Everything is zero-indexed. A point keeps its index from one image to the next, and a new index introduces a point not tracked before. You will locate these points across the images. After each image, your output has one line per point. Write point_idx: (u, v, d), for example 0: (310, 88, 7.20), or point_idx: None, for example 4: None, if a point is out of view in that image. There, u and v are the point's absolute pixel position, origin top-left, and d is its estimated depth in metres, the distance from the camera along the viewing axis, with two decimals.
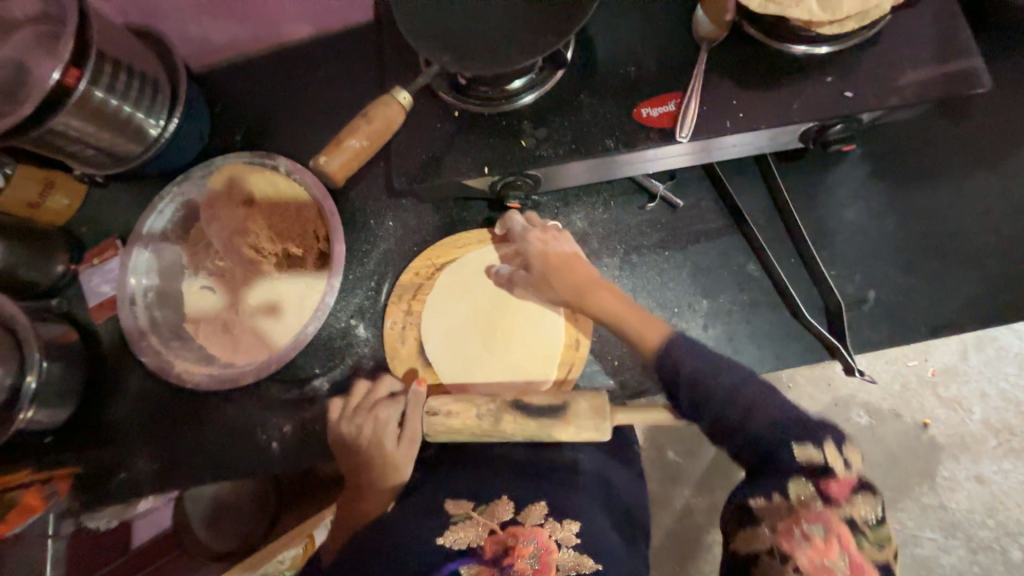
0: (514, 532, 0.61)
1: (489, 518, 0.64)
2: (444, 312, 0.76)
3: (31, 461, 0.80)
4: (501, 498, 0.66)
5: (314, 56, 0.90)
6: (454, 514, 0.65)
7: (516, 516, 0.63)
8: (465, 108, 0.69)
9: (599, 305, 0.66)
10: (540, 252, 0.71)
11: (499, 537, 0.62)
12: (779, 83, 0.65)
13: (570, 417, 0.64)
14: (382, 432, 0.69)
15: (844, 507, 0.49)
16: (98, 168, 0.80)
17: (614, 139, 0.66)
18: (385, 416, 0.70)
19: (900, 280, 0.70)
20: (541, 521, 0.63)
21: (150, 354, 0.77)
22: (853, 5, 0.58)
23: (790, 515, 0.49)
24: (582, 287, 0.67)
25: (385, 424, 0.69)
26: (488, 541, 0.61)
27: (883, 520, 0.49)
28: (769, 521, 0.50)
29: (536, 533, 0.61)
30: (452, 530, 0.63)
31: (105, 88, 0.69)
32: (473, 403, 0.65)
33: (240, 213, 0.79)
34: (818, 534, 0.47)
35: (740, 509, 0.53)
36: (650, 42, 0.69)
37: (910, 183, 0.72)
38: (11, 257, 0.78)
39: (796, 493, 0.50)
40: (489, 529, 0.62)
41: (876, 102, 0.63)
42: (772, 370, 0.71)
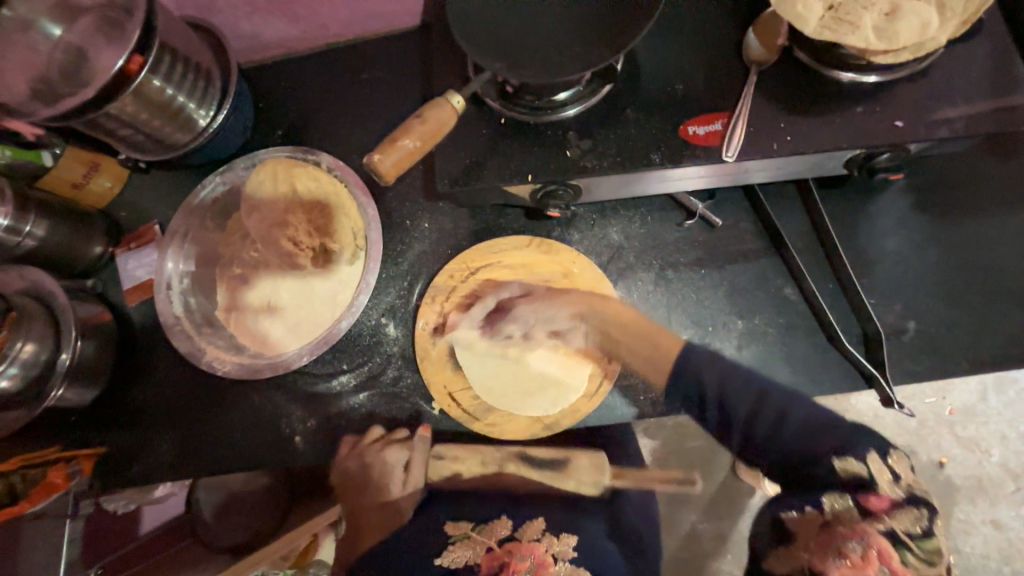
0: (511, 549, 0.64)
1: (487, 537, 0.66)
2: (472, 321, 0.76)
3: (55, 438, 0.80)
4: (499, 517, 0.68)
5: (360, 59, 0.91)
6: (454, 534, 0.66)
7: (515, 533, 0.66)
8: (512, 115, 0.70)
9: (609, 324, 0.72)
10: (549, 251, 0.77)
11: (496, 554, 0.64)
12: (830, 109, 0.65)
13: (572, 471, 0.73)
14: (388, 475, 0.72)
15: (884, 521, 0.52)
16: (143, 155, 0.82)
17: (659, 154, 0.66)
18: (393, 456, 0.72)
19: (941, 312, 0.70)
20: (538, 538, 0.66)
21: (182, 340, 0.78)
22: (909, 36, 0.60)
23: (826, 528, 0.53)
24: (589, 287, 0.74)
25: (391, 469, 0.72)
26: (486, 558, 0.63)
27: (928, 535, 0.51)
28: (805, 538, 0.54)
29: (534, 548, 0.64)
30: (451, 551, 0.64)
31: (162, 77, 0.71)
32: (479, 451, 0.73)
33: (280, 205, 0.80)
34: (855, 549, 0.50)
35: (775, 527, 0.57)
36: (699, 62, 0.69)
37: (955, 216, 0.72)
38: (53, 235, 0.79)
39: (831, 504, 0.54)
40: (487, 547, 0.64)
41: (926, 133, 0.63)
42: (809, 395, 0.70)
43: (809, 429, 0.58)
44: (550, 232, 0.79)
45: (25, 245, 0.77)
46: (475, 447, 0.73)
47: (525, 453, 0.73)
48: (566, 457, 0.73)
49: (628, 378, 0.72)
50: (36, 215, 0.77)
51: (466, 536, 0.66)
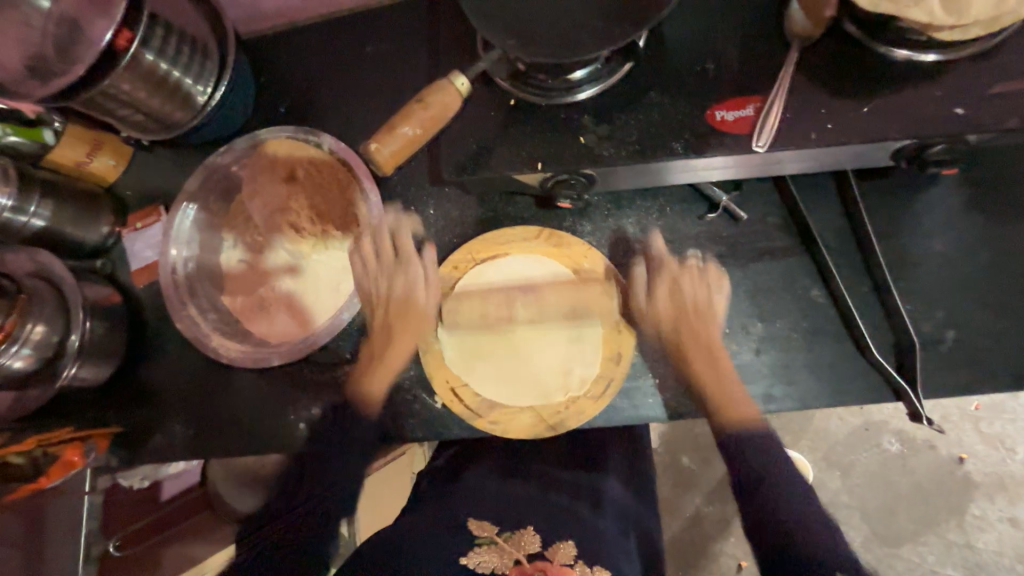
0: (543, 569, 0.64)
1: (515, 548, 0.67)
2: (503, 322, 0.72)
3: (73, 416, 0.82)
4: (529, 528, 0.70)
5: (365, 30, 0.86)
6: (478, 537, 0.69)
7: (545, 551, 0.67)
8: (522, 97, 0.65)
9: (689, 354, 0.67)
10: (665, 288, 0.69)
11: (525, 568, 0.65)
12: (879, 92, 0.58)
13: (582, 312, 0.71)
14: (411, 295, 0.74)
15: None
16: (144, 134, 0.80)
17: (683, 143, 0.61)
18: (413, 273, 0.74)
19: (986, 322, 0.64)
20: (571, 563, 0.65)
21: (187, 324, 0.77)
22: (985, 7, 0.50)
23: None
24: (684, 312, 0.67)
25: (417, 279, 0.74)
26: (514, 571, 0.65)
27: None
28: None
29: (565, 573, 0.64)
30: (477, 553, 0.66)
31: (156, 52, 0.68)
32: (495, 297, 0.72)
33: (281, 189, 0.78)
34: None
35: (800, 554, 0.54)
36: (731, 36, 0.62)
37: (1011, 214, 0.65)
38: (58, 215, 0.78)
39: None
40: (515, 559, 0.66)
41: (992, 122, 0.55)
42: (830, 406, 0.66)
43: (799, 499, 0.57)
44: (561, 222, 0.74)
45: (31, 225, 0.76)
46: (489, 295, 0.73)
47: (536, 298, 0.71)
48: (574, 305, 0.71)
49: (637, 379, 0.70)
50: (41, 196, 0.76)
51: (492, 541, 0.68)
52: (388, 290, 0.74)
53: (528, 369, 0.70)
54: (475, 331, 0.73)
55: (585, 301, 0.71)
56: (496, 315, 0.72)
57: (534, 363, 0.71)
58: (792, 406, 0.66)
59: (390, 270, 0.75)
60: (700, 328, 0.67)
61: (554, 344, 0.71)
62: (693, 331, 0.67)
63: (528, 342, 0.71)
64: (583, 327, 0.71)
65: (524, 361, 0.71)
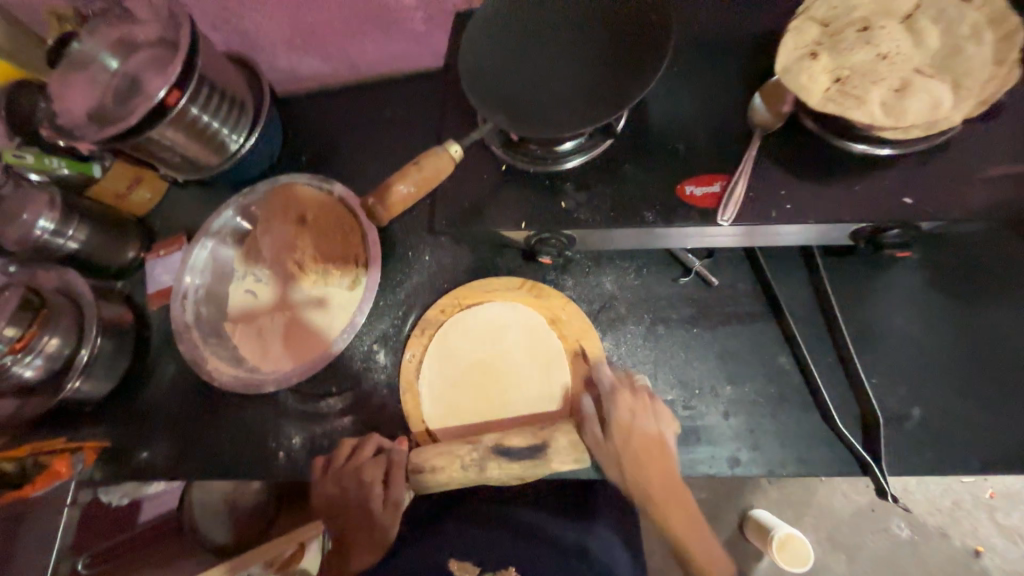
0: None
1: None
2: (473, 363, 0.76)
3: (70, 428, 0.86)
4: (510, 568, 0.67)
5: (385, 95, 0.97)
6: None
7: None
8: (512, 163, 0.72)
9: (668, 512, 0.63)
10: (623, 425, 0.64)
11: None
12: (833, 178, 0.63)
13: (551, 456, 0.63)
14: (367, 491, 0.70)
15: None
16: (179, 173, 0.89)
17: (654, 212, 0.66)
18: (370, 475, 0.70)
19: (953, 402, 0.65)
20: None
21: (188, 346, 0.82)
22: (919, 115, 0.57)
23: None
24: (657, 473, 0.63)
25: (372, 485, 0.70)
26: None
27: None
28: None
29: None
30: None
31: (200, 107, 0.78)
32: (463, 358, 0.76)
33: (291, 230, 0.84)
34: None
35: None
36: (701, 121, 0.70)
37: (971, 298, 0.68)
38: (91, 240, 0.87)
39: None
40: None
41: (938, 212, 0.60)
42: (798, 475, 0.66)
43: None
44: (544, 275, 0.79)
45: (66, 247, 0.84)
46: (460, 356, 0.77)
47: (505, 403, 0.73)
48: (543, 443, 0.63)
49: None
50: (79, 221, 0.85)
51: None
52: (343, 495, 0.71)
53: (505, 414, 0.72)
54: (450, 378, 0.76)
55: (560, 350, 0.74)
56: (468, 358, 0.76)
57: (511, 406, 0.73)
58: (758, 471, 0.67)
59: (342, 476, 0.72)
60: (662, 457, 0.64)
61: (531, 387, 0.73)
62: (656, 456, 0.63)
63: (501, 377, 0.74)
64: (555, 378, 0.73)
65: (497, 391, 0.74)
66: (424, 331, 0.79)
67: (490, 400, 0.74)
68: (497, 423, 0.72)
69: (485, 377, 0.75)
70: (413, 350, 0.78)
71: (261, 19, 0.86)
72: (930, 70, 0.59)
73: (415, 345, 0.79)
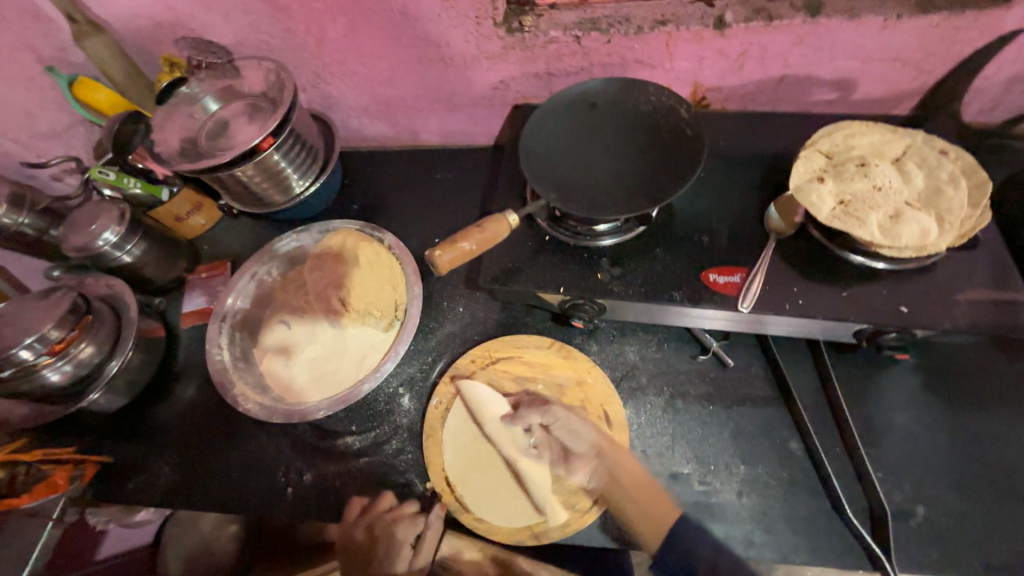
0: None
1: None
2: (480, 439, 0.77)
3: (79, 438, 0.85)
4: None
5: (438, 162, 1.09)
6: None
7: None
8: (555, 235, 0.81)
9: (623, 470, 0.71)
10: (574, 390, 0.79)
11: None
12: (839, 281, 0.72)
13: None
14: (396, 548, 0.72)
15: None
16: (242, 206, 0.96)
17: (681, 293, 0.74)
18: (404, 532, 0.72)
19: (953, 504, 0.69)
20: None
21: (217, 368, 0.85)
22: (911, 239, 0.67)
23: None
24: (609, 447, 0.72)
25: (400, 548, 0.72)
26: None
27: None
28: None
29: None
30: None
31: (282, 153, 0.87)
32: (469, 429, 0.78)
33: (339, 269, 0.91)
34: None
35: None
36: (723, 221, 0.80)
37: (963, 406, 0.74)
38: (145, 255, 0.91)
39: None
40: None
41: (931, 323, 0.68)
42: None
43: None
44: (571, 338, 0.84)
45: (121, 260, 0.89)
46: (467, 427, 0.78)
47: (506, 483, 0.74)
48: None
49: None
50: (139, 237, 0.90)
51: None
52: (370, 543, 0.73)
53: (505, 498, 0.73)
54: (458, 449, 0.77)
55: (583, 409, 0.78)
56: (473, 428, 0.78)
57: (511, 489, 0.74)
58: (771, 557, 0.68)
59: (377, 530, 0.73)
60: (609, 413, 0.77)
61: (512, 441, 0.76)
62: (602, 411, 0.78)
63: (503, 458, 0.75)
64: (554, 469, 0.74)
65: (500, 469, 0.75)
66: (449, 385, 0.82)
67: (493, 479, 0.75)
68: (498, 500, 0.73)
69: (489, 453, 0.76)
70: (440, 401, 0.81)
71: (344, 88, 0.98)
72: (917, 204, 0.71)
73: (444, 389, 0.81)
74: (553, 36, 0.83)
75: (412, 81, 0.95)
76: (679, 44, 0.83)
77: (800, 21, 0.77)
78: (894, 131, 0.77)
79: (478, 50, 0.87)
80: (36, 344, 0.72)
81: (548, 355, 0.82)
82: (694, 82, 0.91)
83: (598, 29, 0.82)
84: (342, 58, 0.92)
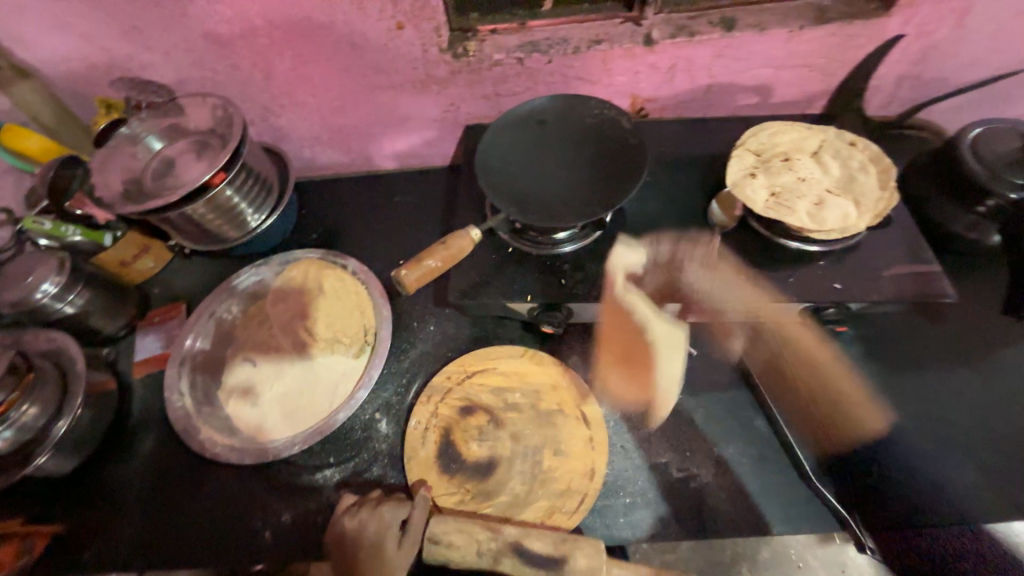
0: None
1: None
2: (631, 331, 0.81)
3: (28, 509, 0.79)
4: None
5: (396, 185, 1.10)
6: None
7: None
8: (518, 246, 0.83)
9: (793, 349, 0.80)
10: (670, 271, 0.79)
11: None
12: (780, 266, 0.78)
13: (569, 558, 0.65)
14: (383, 533, 0.68)
15: None
16: (195, 244, 0.93)
17: (641, 290, 0.78)
18: (391, 513, 0.70)
19: (903, 459, 0.75)
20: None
21: (180, 416, 0.82)
22: (834, 223, 0.75)
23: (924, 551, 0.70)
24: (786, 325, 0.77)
25: (388, 529, 0.69)
26: None
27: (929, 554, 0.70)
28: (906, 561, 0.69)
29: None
30: None
31: (234, 188, 0.86)
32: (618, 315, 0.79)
33: (305, 300, 0.90)
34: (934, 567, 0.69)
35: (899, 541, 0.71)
36: (672, 220, 0.85)
37: (899, 370, 0.81)
38: (90, 304, 0.86)
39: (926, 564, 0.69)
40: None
41: (862, 295, 0.75)
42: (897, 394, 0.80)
43: (926, 499, 0.73)
44: (543, 345, 0.86)
45: (63, 311, 0.84)
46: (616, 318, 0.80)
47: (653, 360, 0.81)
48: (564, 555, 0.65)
49: (609, 498, 0.75)
50: (82, 286, 0.85)
51: None
52: (359, 535, 0.69)
53: (651, 364, 0.81)
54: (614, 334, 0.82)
55: (561, 412, 0.80)
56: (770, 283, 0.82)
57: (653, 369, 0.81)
58: (751, 533, 0.72)
59: (365, 514, 0.70)
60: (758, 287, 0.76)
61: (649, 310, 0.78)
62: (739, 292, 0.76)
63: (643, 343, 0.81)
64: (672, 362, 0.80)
65: (641, 359, 0.81)
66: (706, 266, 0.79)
67: (629, 357, 0.82)
68: (656, 366, 0.81)
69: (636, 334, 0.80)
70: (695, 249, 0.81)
71: (295, 119, 0.98)
72: (837, 190, 0.79)
73: (423, 404, 0.81)
74: (497, 59, 0.88)
75: (363, 109, 0.97)
76: (615, 60, 0.90)
77: (718, 36, 0.86)
78: (810, 128, 0.86)
79: (427, 75, 0.90)
80: None
81: (523, 363, 0.83)
82: (632, 94, 0.97)
83: (539, 51, 0.87)
84: (292, 90, 0.92)
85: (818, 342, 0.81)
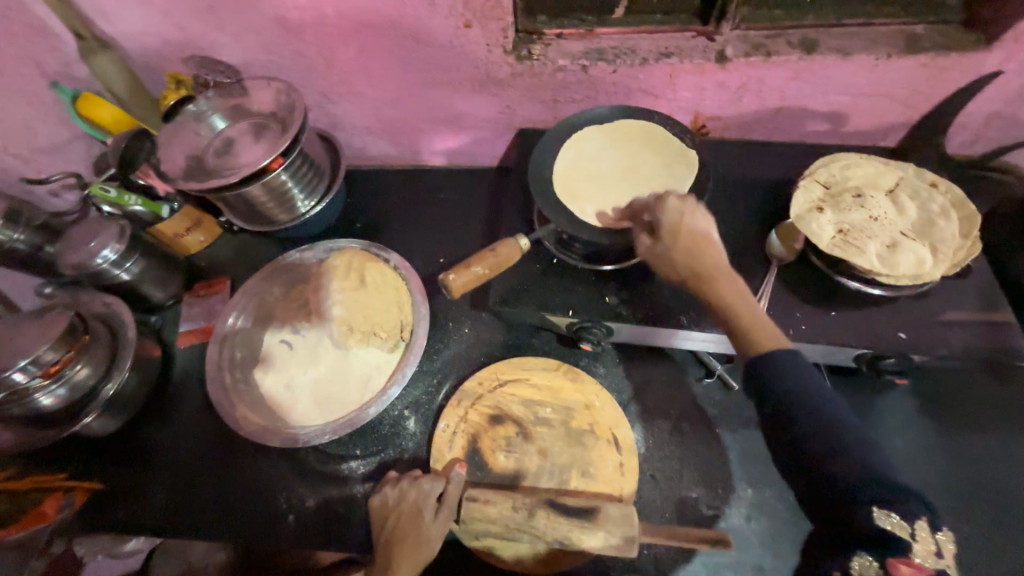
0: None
1: None
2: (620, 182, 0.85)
3: (71, 462, 0.83)
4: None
5: (441, 181, 1.09)
6: None
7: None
8: (562, 259, 0.81)
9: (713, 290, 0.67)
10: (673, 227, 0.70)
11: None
12: (840, 308, 0.74)
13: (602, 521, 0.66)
14: (420, 506, 0.70)
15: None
16: (244, 223, 0.95)
17: (688, 317, 0.75)
18: (428, 485, 0.71)
19: (953, 526, 0.71)
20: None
21: (218, 390, 0.84)
22: (907, 269, 0.70)
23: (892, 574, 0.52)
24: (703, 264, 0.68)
25: (427, 502, 0.70)
26: None
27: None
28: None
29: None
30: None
31: (290, 173, 0.87)
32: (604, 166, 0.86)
33: (348, 290, 0.91)
34: None
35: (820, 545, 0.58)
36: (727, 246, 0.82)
37: (953, 430, 0.76)
38: (143, 272, 0.90)
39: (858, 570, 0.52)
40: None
41: (927, 348, 0.70)
42: (798, 383, 0.59)
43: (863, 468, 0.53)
44: (578, 360, 0.85)
45: (119, 277, 0.87)
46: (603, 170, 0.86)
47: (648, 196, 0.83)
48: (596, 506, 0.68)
49: None
50: (138, 253, 0.88)
51: None
52: (398, 503, 0.70)
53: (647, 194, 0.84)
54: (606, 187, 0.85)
55: (591, 433, 0.78)
56: (729, 285, 0.67)
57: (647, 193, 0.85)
58: None
59: (404, 486, 0.71)
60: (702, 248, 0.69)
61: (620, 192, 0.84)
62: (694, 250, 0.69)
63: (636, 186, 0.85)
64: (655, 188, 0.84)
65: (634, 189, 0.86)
66: (686, 212, 0.71)
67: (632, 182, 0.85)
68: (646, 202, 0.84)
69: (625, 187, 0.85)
70: (668, 250, 0.70)
71: (351, 109, 0.99)
72: (912, 234, 0.74)
73: (454, 406, 0.81)
74: (561, 64, 0.85)
75: (419, 103, 0.96)
76: (682, 75, 0.86)
77: (796, 58, 0.81)
78: (887, 163, 0.81)
79: (488, 75, 0.89)
80: (29, 366, 0.70)
81: (557, 378, 0.82)
82: (695, 110, 0.93)
83: (605, 59, 0.85)
84: (352, 80, 0.93)
85: (923, 341, 0.71)
